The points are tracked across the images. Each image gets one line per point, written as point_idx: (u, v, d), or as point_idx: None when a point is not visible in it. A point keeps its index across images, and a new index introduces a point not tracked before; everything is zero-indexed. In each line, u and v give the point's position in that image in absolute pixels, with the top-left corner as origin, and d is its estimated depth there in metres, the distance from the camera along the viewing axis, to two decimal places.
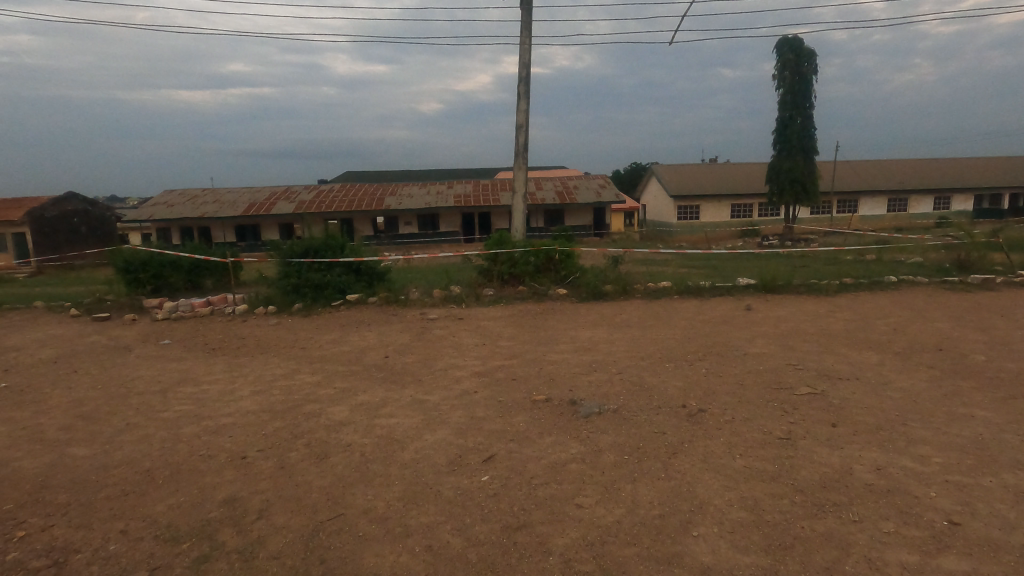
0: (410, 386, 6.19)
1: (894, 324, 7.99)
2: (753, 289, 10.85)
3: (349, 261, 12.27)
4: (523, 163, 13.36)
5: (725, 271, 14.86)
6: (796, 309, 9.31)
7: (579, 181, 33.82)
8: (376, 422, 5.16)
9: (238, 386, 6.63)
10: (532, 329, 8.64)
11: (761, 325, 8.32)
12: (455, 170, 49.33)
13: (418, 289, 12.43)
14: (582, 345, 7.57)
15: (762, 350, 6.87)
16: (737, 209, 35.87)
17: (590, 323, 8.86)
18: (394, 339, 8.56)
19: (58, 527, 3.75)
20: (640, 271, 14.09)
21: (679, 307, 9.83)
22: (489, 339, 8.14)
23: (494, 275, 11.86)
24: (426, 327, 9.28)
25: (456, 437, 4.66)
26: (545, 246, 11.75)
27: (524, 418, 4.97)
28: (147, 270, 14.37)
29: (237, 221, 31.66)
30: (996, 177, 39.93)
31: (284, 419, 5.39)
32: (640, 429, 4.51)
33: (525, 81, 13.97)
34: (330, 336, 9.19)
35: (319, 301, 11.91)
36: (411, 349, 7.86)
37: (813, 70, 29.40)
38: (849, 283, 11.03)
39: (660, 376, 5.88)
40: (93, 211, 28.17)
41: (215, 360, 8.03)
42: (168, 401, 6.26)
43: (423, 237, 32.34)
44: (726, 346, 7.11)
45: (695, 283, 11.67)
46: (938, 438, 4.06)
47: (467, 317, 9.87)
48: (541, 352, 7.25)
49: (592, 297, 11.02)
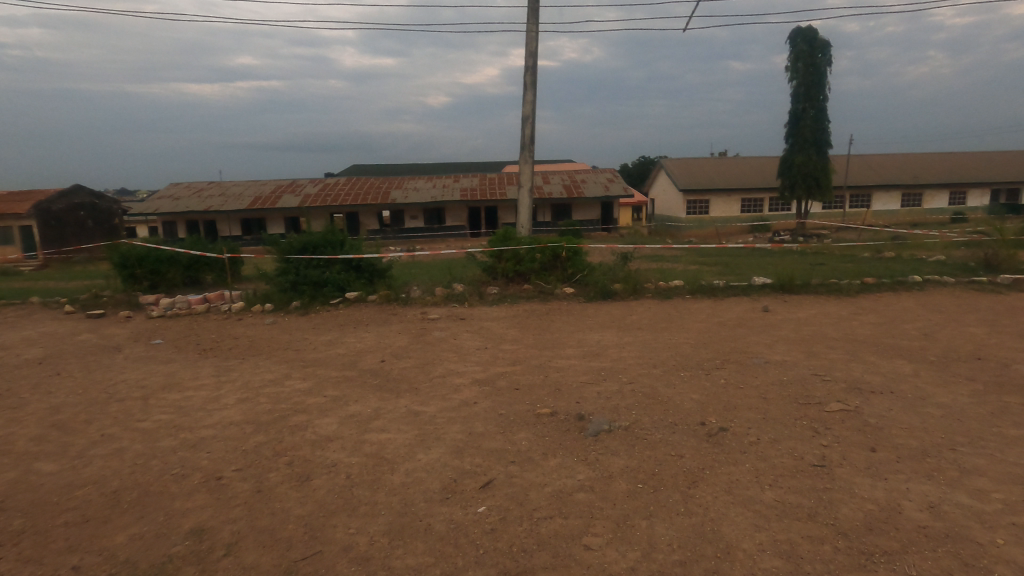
0: (406, 396, 5.77)
1: (925, 330, 7.45)
2: (769, 289, 10.35)
3: (348, 258, 11.86)
4: (529, 157, 12.89)
5: (739, 268, 14.35)
6: (817, 311, 8.81)
7: (586, 175, 33.27)
8: (365, 438, 4.74)
9: (223, 392, 6.24)
10: (537, 332, 8.20)
11: (780, 330, 7.82)
12: (462, 164, 48.88)
13: (420, 286, 12.01)
14: (590, 350, 7.11)
15: (784, 357, 6.39)
16: (747, 205, 35.27)
17: (599, 325, 8.44)
18: (392, 341, 8.14)
19: (5, 561, 3.37)
20: (651, 268, 13.62)
21: (692, 308, 9.38)
22: (492, 342, 7.71)
23: (499, 273, 11.40)
24: (427, 328, 8.87)
25: (451, 457, 4.25)
26: (552, 243, 11.29)
27: (526, 435, 4.53)
28: (144, 266, 14.04)
29: (242, 215, 31.40)
30: (1014, 172, 39.02)
31: (267, 432, 4.99)
32: (655, 451, 4.08)
33: (531, 70, 13.48)
34: (326, 337, 8.79)
35: (317, 299, 11.52)
36: (409, 352, 7.44)
37: (826, 61, 28.60)
38: (871, 283, 10.52)
39: (675, 388, 5.44)
40: (99, 204, 27.78)
41: (204, 362, 7.66)
42: (149, 409, 5.88)
43: (429, 231, 31.93)
44: (745, 352, 6.64)
45: (709, 281, 11.19)
46: (996, 468, 3.58)
47: (470, 318, 9.45)
48: (546, 358, 6.82)
49: (600, 297, 10.54)
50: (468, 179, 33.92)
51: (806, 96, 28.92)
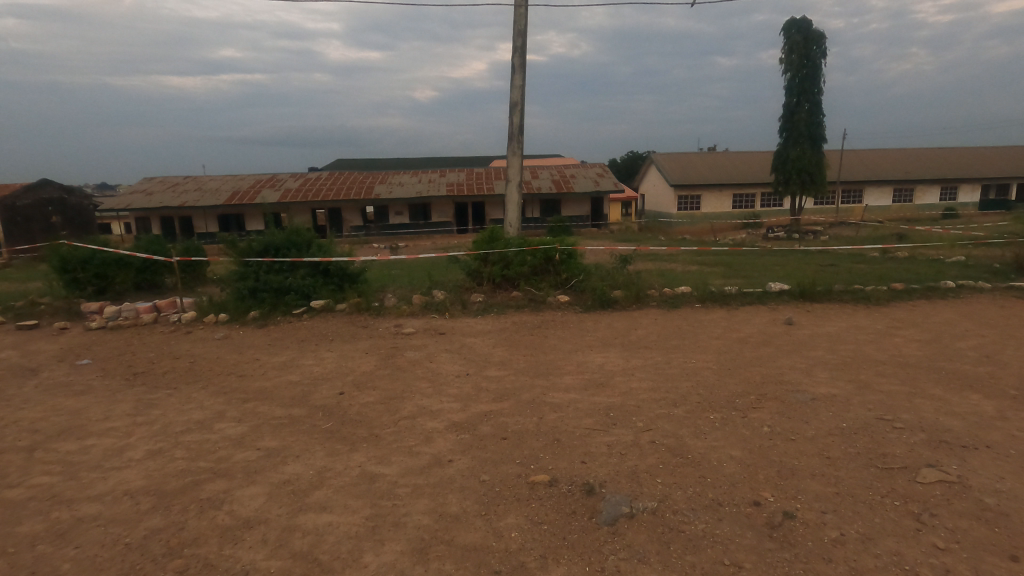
0: (362, 449, 4.50)
1: (985, 351, 6.33)
2: (787, 297, 9.24)
3: (314, 262, 10.54)
4: (517, 148, 11.63)
5: (745, 271, 13.25)
6: (848, 325, 7.69)
7: (576, 170, 32.05)
8: (298, 524, 3.48)
9: (133, 441, 4.93)
10: (528, 352, 6.97)
11: (813, 350, 6.67)
12: (449, 159, 47.52)
13: (396, 294, 10.71)
14: (592, 379, 5.88)
15: (832, 392, 5.20)
16: (740, 200, 34.38)
17: (601, 343, 7.25)
18: (356, 365, 6.84)
19: None
20: (651, 271, 12.47)
21: (705, 321, 8.22)
22: (476, 367, 6.48)
23: (484, 278, 10.12)
24: (399, 347, 7.60)
25: (414, 564, 3.03)
26: (544, 245, 10.07)
27: (518, 522, 3.32)
28: (88, 269, 12.56)
29: (218, 211, 29.73)
30: (1005, 167, 38.61)
31: (170, 511, 3.71)
32: (701, 559, 2.88)
33: (520, 51, 12.24)
34: (281, 357, 7.48)
35: (278, 308, 10.15)
36: (374, 382, 6.16)
37: (821, 53, 27.58)
38: (899, 289, 9.45)
39: (708, 441, 4.24)
40: (70, 199, 25.59)
41: (125, 395, 6.31)
42: (31, 467, 4.56)
43: (414, 228, 30.48)
44: (783, 384, 5.44)
45: (718, 287, 10.07)
46: None
47: (450, 333, 8.17)
48: (540, 391, 5.57)
49: (599, 306, 9.30)
50: (455, 174, 32.56)
51: (800, 89, 27.95)
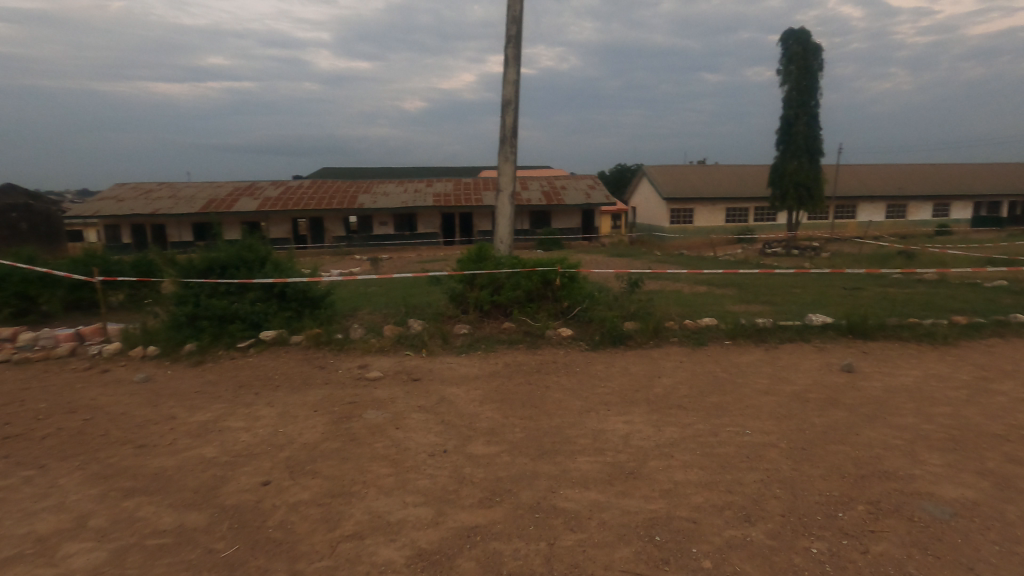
0: None
1: None
2: (833, 333, 7.69)
3: (267, 284, 8.83)
4: (510, 153, 10.05)
5: (763, 295, 11.75)
6: (924, 375, 6.15)
7: (568, 181, 30.63)
8: None
9: None
10: (529, 414, 5.30)
11: (902, 415, 5.08)
12: (436, 169, 46.14)
13: (365, 322, 8.99)
14: (619, 464, 4.23)
15: (970, 495, 3.61)
16: (735, 214, 33.22)
17: (622, 400, 5.62)
18: (297, 432, 5.11)
19: None
20: (662, 295, 10.91)
21: (745, 365, 6.63)
22: (458, 438, 4.81)
23: (471, 304, 8.45)
24: (360, 400, 5.88)
25: None
26: (541, 267, 8.46)
27: None
28: (5, 288, 10.72)
29: (191, 220, 27.74)
30: (997, 184, 37.92)
31: None
32: None
33: (514, 42, 10.76)
34: (206, 415, 5.75)
35: (221, 340, 8.40)
36: (315, 463, 4.46)
37: (819, 64, 26.52)
38: (961, 323, 7.94)
39: None
40: (36, 205, 23.34)
41: None
42: None
43: (399, 239, 28.75)
44: (892, 479, 3.84)
45: (748, 319, 8.50)
46: None
47: (426, 379, 6.48)
48: (546, 488, 3.91)
49: (609, 342, 7.67)
50: (443, 184, 30.97)
51: (799, 101, 26.81)
